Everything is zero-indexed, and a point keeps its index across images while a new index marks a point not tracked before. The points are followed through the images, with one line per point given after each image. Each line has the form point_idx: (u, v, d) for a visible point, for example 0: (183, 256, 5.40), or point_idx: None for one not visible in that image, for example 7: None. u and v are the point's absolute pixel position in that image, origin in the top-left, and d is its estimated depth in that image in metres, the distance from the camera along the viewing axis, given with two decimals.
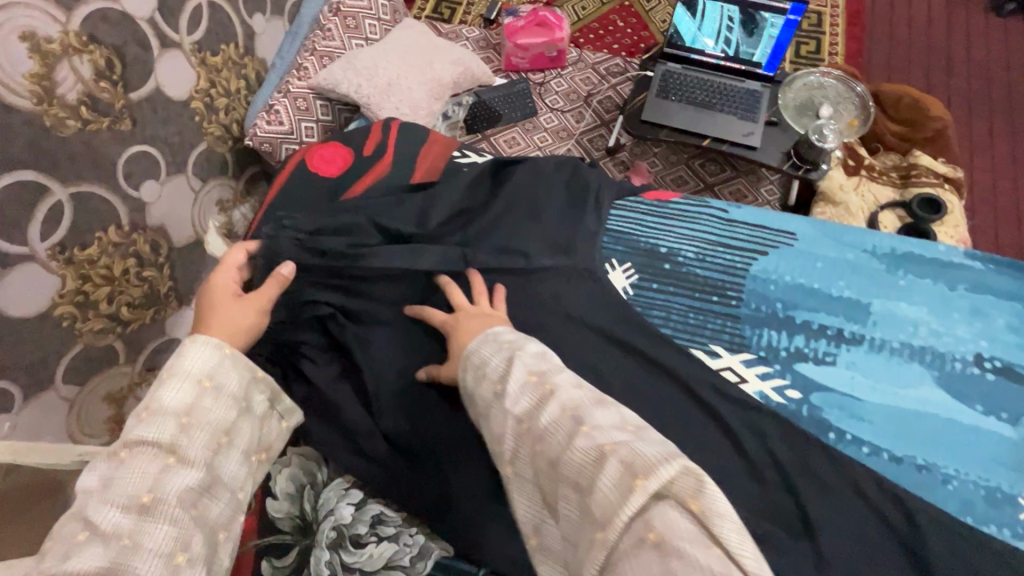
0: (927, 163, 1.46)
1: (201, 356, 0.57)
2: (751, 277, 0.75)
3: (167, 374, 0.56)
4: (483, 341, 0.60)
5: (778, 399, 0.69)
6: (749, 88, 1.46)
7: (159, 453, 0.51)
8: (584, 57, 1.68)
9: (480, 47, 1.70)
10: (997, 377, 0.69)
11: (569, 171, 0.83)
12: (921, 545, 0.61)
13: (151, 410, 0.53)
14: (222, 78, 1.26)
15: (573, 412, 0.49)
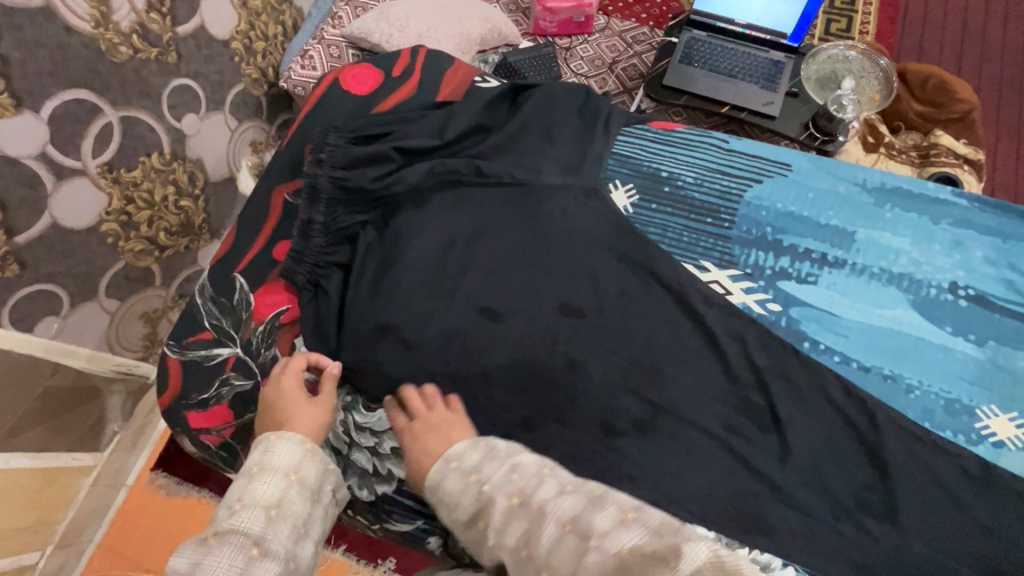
0: (947, 143, 1.46)
1: (287, 452, 0.61)
2: (745, 202, 0.81)
3: (254, 469, 0.60)
4: (443, 469, 0.60)
5: (759, 311, 0.75)
6: (772, 59, 1.49)
7: (245, 544, 0.55)
8: (612, 26, 1.74)
9: (510, 9, 1.75)
10: (969, 304, 0.74)
11: (582, 99, 0.88)
12: (875, 442, 0.67)
13: (244, 502, 0.58)
14: (261, 22, 1.33)
15: (577, 526, 0.50)
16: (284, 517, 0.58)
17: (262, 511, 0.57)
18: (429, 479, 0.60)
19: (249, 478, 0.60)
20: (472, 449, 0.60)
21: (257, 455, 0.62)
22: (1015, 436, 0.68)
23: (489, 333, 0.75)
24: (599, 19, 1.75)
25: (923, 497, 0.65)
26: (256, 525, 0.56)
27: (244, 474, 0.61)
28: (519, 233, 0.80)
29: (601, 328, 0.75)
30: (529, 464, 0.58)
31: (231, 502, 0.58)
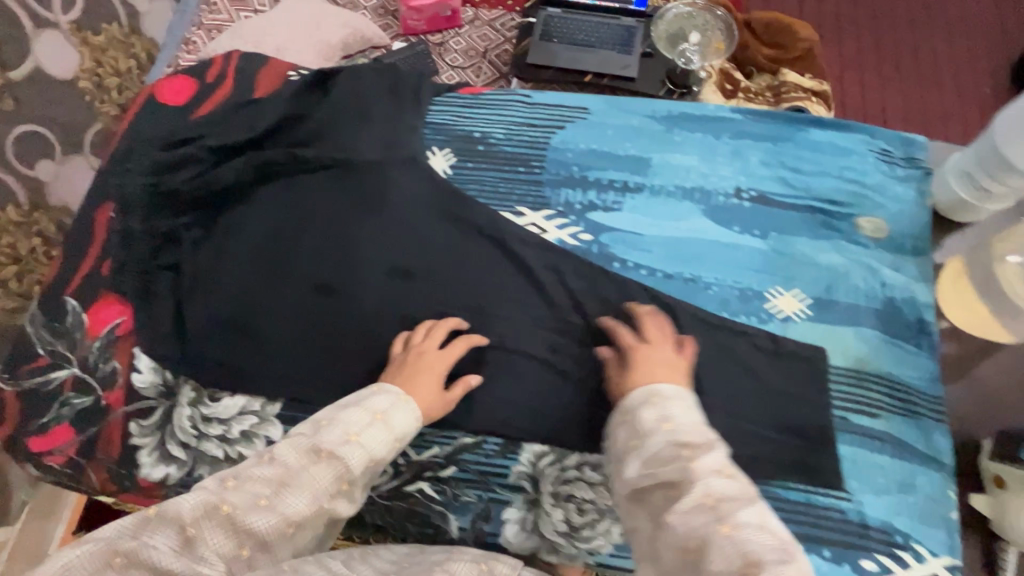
0: (794, 79, 1.50)
1: (359, 413, 0.60)
2: (551, 148, 0.88)
3: (379, 417, 0.61)
4: (393, 402, 0.63)
5: (572, 243, 0.82)
6: (625, 25, 1.58)
7: (323, 491, 0.54)
8: (480, 15, 1.70)
9: (378, 15, 1.70)
10: (752, 204, 0.83)
11: (391, 75, 0.91)
12: (682, 335, 0.75)
13: (333, 455, 0.56)
14: (110, 59, 1.19)
15: (719, 506, 0.45)
16: (355, 488, 0.57)
17: (340, 478, 0.55)
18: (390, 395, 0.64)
19: (370, 427, 0.59)
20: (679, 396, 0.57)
21: (383, 402, 0.62)
22: (799, 309, 0.76)
23: (327, 308, 0.78)
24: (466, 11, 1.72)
25: (727, 378, 0.73)
26: (329, 485, 0.55)
27: (380, 428, 0.60)
28: (347, 208, 0.83)
29: (432, 284, 0.79)
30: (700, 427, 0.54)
31: (314, 446, 0.56)
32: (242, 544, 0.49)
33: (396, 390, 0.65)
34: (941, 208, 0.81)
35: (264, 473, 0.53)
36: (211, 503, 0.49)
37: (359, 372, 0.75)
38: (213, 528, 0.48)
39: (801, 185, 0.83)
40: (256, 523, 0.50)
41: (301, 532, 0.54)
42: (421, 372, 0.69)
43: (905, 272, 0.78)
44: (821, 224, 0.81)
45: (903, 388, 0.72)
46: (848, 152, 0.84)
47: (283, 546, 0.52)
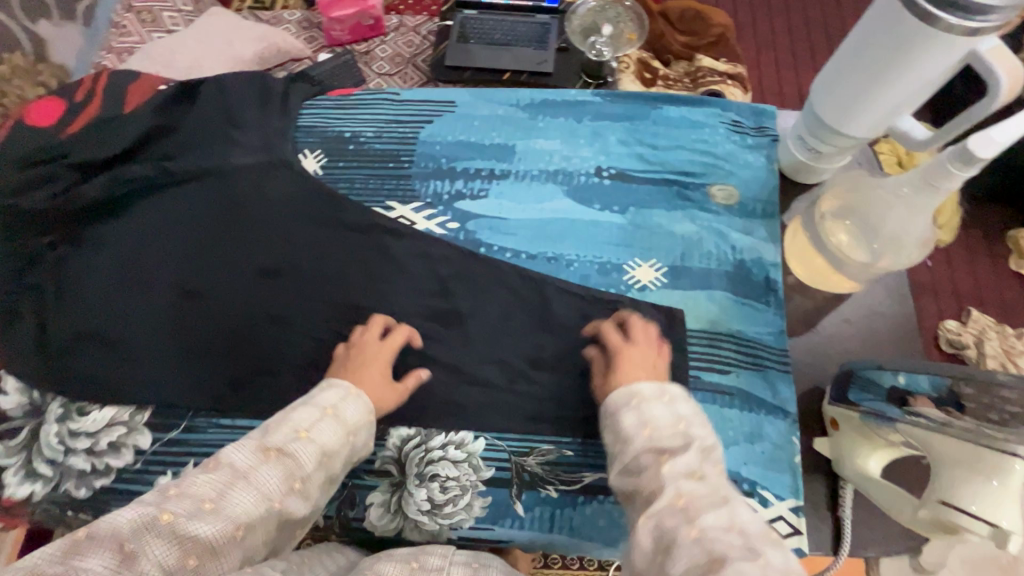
0: (708, 63, 1.44)
1: (356, 411, 0.62)
2: (420, 142, 0.90)
3: (329, 412, 0.59)
4: (343, 398, 0.62)
5: (440, 232, 0.84)
6: (538, 22, 1.49)
7: (292, 475, 0.52)
8: (405, 22, 1.59)
9: (301, 29, 1.58)
10: (611, 181, 0.86)
11: (259, 84, 0.93)
12: (545, 310, 0.78)
13: (284, 452, 0.53)
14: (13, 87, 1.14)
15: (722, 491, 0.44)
16: (309, 486, 0.53)
17: (291, 475, 0.52)
18: (338, 393, 0.63)
19: (319, 422, 0.58)
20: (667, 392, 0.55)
21: (331, 398, 0.61)
22: (655, 277, 0.80)
23: (198, 313, 0.79)
24: (391, 18, 1.61)
25: (586, 348, 0.75)
26: (279, 485, 0.50)
27: (330, 422, 0.58)
28: (217, 214, 0.84)
29: (302, 281, 0.81)
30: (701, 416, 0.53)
31: (262, 445, 0.52)
32: (189, 554, 0.41)
33: (346, 384, 0.64)
34: (784, 169, 0.85)
35: (211, 479, 0.47)
36: (150, 513, 0.41)
37: (230, 371, 0.76)
38: (154, 541, 0.40)
39: (656, 160, 0.87)
40: (204, 529, 0.43)
41: (252, 539, 0.46)
42: (365, 368, 0.69)
43: (754, 235, 0.81)
44: (676, 195, 0.85)
45: (752, 344, 0.75)
46: (700, 125, 0.88)
47: (234, 555, 0.44)
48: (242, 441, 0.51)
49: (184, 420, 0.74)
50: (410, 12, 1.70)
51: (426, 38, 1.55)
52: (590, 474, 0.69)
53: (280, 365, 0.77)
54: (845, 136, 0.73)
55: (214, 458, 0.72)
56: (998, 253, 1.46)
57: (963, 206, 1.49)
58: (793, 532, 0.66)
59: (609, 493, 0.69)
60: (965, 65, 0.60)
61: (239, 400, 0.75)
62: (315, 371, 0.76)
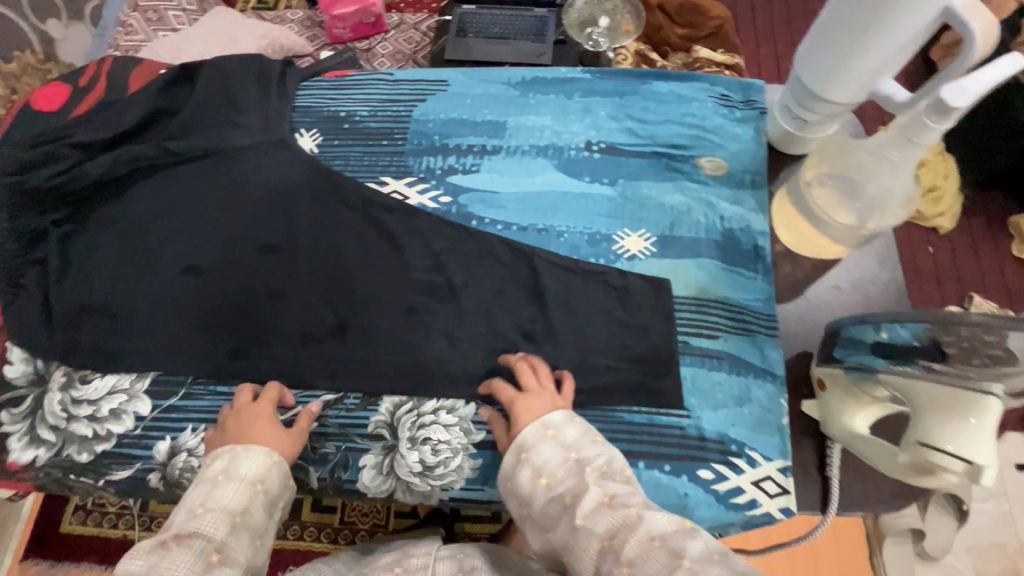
0: (706, 55, 1.37)
1: (253, 462, 0.62)
2: (413, 120, 0.92)
3: (219, 477, 0.60)
4: (233, 455, 0.63)
5: (433, 206, 0.85)
6: (537, 16, 1.48)
7: (206, 548, 0.54)
8: (406, 19, 1.61)
9: (304, 27, 1.60)
10: (601, 155, 0.87)
11: (256, 65, 0.94)
12: (535, 280, 0.79)
13: (184, 534, 0.54)
14: (25, 86, 1.20)
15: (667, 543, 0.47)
16: (232, 551, 0.55)
17: (205, 550, 0.53)
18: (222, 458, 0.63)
19: (213, 491, 0.59)
20: (572, 422, 0.60)
21: (220, 463, 0.62)
22: (644, 247, 0.81)
23: (197, 287, 0.81)
24: (392, 16, 1.62)
25: (574, 316, 0.76)
26: (190, 565, 0.52)
27: (222, 487, 0.59)
28: (215, 191, 0.86)
29: (299, 256, 0.82)
30: (584, 435, 0.59)
31: (161, 537, 0.53)
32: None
33: (231, 448, 0.64)
34: (774, 141, 0.86)
35: None
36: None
37: (229, 342, 0.78)
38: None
39: (645, 133, 0.88)
40: None
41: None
42: (254, 422, 0.68)
43: (742, 205, 0.82)
44: (665, 168, 0.86)
45: (740, 310, 0.76)
46: (688, 99, 0.89)
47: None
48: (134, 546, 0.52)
49: (183, 388, 0.76)
50: (410, 10, 1.69)
51: (426, 34, 1.57)
52: None
53: (277, 335, 0.78)
54: (832, 103, 0.74)
55: (212, 424, 0.74)
56: (1000, 239, 1.46)
57: (964, 191, 1.49)
58: (782, 492, 0.67)
59: None
60: (942, 22, 0.61)
61: (238, 369, 0.77)
62: (310, 342, 0.77)
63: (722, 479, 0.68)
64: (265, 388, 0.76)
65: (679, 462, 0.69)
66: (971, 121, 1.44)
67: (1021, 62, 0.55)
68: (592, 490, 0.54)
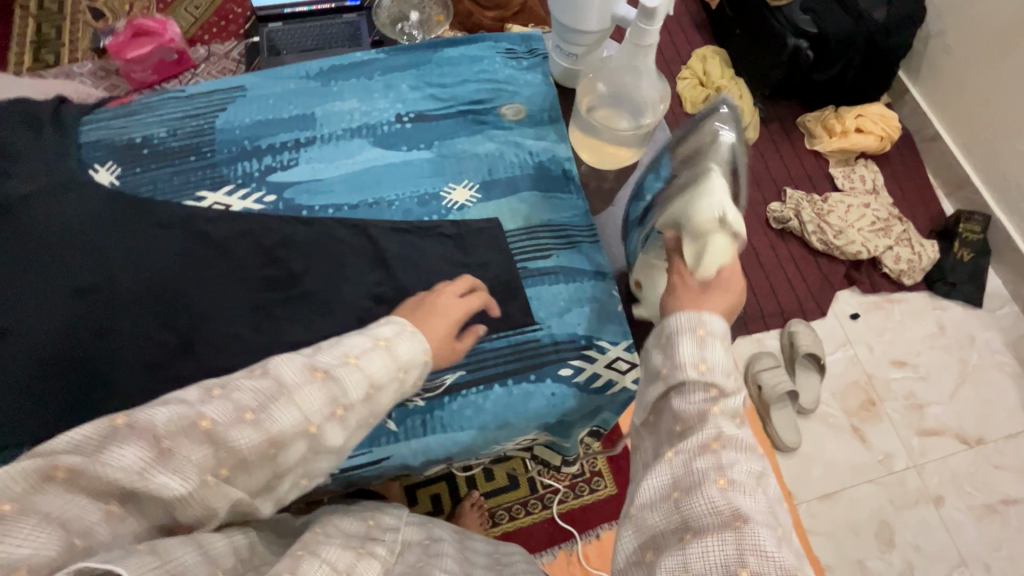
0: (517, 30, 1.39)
1: (409, 347, 0.56)
2: (217, 131, 0.90)
3: (381, 343, 0.55)
4: (397, 332, 0.57)
5: (259, 207, 0.85)
6: (345, 21, 1.42)
7: (330, 403, 0.49)
8: (214, 51, 1.56)
9: (98, 78, 1.48)
10: (411, 123, 0.92)
11: (22, 107, 0.86)
12: (376, 248, 0.82)
13: (329, 374, 0.50)
14: None
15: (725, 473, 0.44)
16: (352, 414, 0.51)
17: (335, 401, 0.49)
18: (384, 328, 0.57)
19: (370, 351, 0.54)
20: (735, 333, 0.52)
21: (387, 330, 0.57)
22: (470, 196, 0.87)
23: (7, 350, 0.73)
24: (197, 49, 1.56)
25: (421, 273, 0.81)
26: (319, 408, 0.48)
27: (386, 352, 0.54)
28: (5, 243, 0.78)
29: (123, 290, 0.77)
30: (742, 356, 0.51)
31: (310, 362, 0.50)
32: (221, 464, 0.44)
33: (402, 321, 0.59)
34: (558, 79, 0.96)
35: (255, 386, 0.47)
36: (189, 419, 0.43)
37: (64, 394, 0.72)
38: (191, 445, 0.43)
39: (446, 96, 0.94)
40: (239, 438, 0.45)
41: (287, 454, 0.48)
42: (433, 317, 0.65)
43: (546, 139, 0.91)
44: (473, 122, 0.93)
45: (564, 228, 0.85)
46: (479, 58, 0.97)
47: (263, 467, 0.47)
48: (292, 354, 0.50)
49: (20, 460, 0.69)
50: (216, 40, 1.60)
51: (239, 61, 1.53)
52: (450, 375, 0.75)
53: (120, 373, 0.74)
54: (587, 33, 0.85)
55: None
56: (794, 137, 1.74)
57: (756, 105, 1.75)
58: (630, 365, 0.76)
59: (469, 386, 0.75)
60: None
61: (81, 420, 0.71)
62: (157, 370, 0.74)
63: (580, 371, 0.76)
64: None
65: (541, 368, 0.76)
66: (743, 46, 1.70)
67: None
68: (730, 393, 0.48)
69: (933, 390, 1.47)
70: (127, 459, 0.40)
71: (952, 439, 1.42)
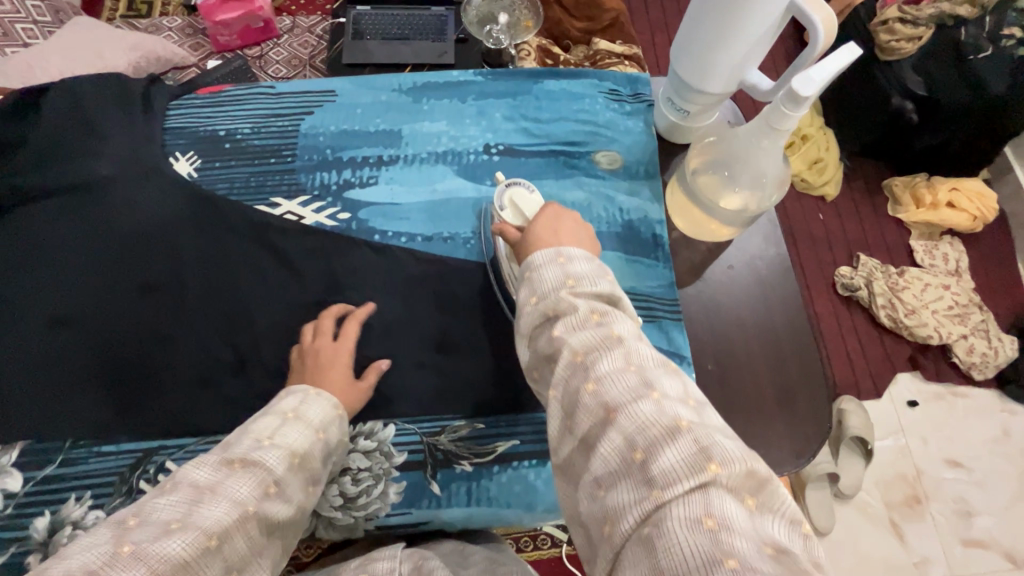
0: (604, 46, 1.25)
1: (319, 409, 0.59)
2: (302, 135, 0.87)
3: (290, 415, 0.57)
4: (303, 399, 0.60)
5: (331, 224, 0.81)
6: (435, 14, 1.33)
7: (263, 480, 0.49)
8: (298, 23, 1.49)
9: (185, 34, 1.47)
10: (500, 157, 0.87)
11: (114, 84, 0.85)
12: (437, 284, 0.78)
13: (248, 459, 0.50)
14: None
15: (643, 371, 0.41)
16: (287, 488, 0.51)
17: (262, 482, 0.49)
18: (287, 401, 0.60)
19: (282, 426, 0.55)
20: (590, 260, 0.51)
21: (291, 403, 0.59)
22: None
23: (66, 340, 0.72)
24: (283, 19, 1.50)
25: (480, 318, 0.76)
26: (251, 491, 0.48)
27: (295, 424, 0.56)
28: (78, 224, 0.77)
29: (185, 292, 0.76)
30: (597, 271, 0.50)
31: (226, 456, 0.50)
32: (164, 574, 0.40)
33: (303, 390, 0.61)
34: (663, 133, 0.89)
35: (173, 500, 0.45)
36: (108, 550, 0.40)
37: (113, 394, 0.71)
38: (125, 572, 0.39)
39: (541, 133, 0.89)
40: (173, 546, 0.41)
41: (234, 546, 0.45)
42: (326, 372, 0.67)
43: (639, 196, 0.85)
44: (565, 166, 0.87)
45: (646, 299, 0.79)
46: (579, 96, 0.91)
47: (213, 565, 0.43)
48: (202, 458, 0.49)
49: (61, 454, 0.68)
50: (302, 12, 1.58)
51: (322, 38, 1.46)
52: (503, 443, 0.70)
53: (169, 380, 0.72)
54: (708, 95, 0.77)
55: (99, 489, 0.66)
56: (878, 202, 1.61)
57: (844, 163, 1.63)
58: None
59: (523, 458, 0.70)
60: (788, 19, 0.67)
61: (124, 424, 0.69)
62: (205, 382, 0.72)
63: None
64: (161, 440, 0.69)
65: None
66: (840, 98, 1.58)
67: (858, 50, 0.60)
68: (581, 307, 0.46)
69: (986, 499, 1.35)
70: None
71: (998, 555, 1.30)
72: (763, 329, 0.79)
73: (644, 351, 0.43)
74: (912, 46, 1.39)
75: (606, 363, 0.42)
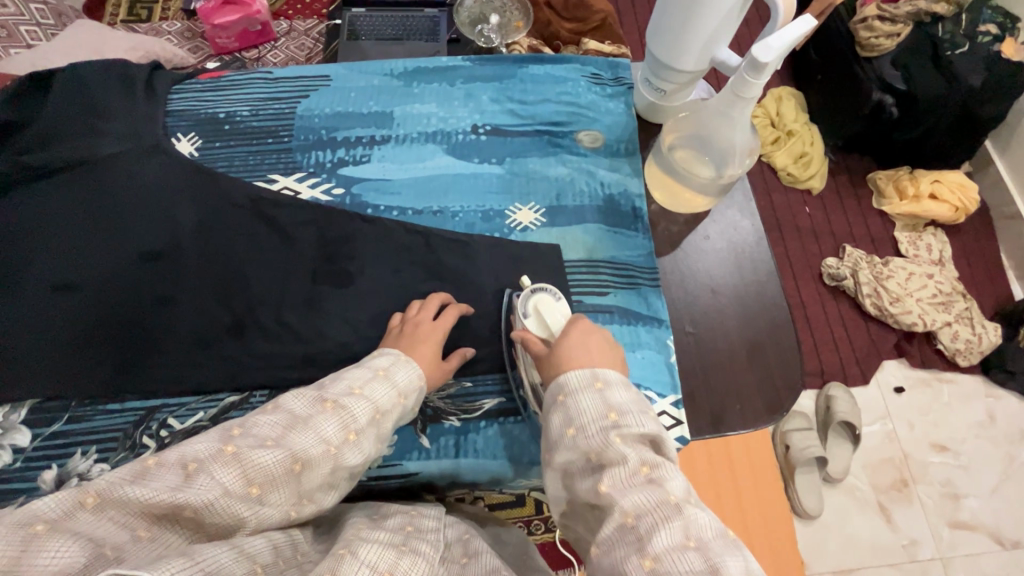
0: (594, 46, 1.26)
1: (406, 374, 0.62)
2: (298, 117, 0.91)
3: (380, 372, 0.60)
4: (394, 361, 0.62)
5: (326, 199, 0.86)
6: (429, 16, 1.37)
7: (343, 427, 0.53)
8: (294, 27, 1.57)
9: (184, 38, 1.51)
10: (487, 136, 0.91)
11: (119, 70, 0.89)
12: (431, 256, 0.82)
13: (339, 403, 0.54)
14: None
15: (703, 546, 0.41)
16: (364, 439, 0.55)
17: (346, 426, 0.53)
18: (381, 357, 0.63)
19: (371, 381, 0.58)
20: (625, 388, 0.53)
21: (383, 362, 0.62)
22: (534, 219, 0.86)
23: (72, 304, 0.76)
24: (281, 23, 1.58)
25: (472, 287, 0.80)
26: (334, 432, 0.52)
27: (382, 382, 0.59)
28: (83, 197, 0.81)
29: (186, 261, 0.79)
30: (635, 403, 0.52)
31: (321, 396, 0.54)
32: (253, 480, 0.45)
33: (395, 353, 0.64)
34: (642, 112, 0.94)
35: (272, 420, 0.51)
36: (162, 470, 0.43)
37: (117, 356, 0.74)
38: (218, 468, 0.44)
39: (526, 113, 0.93)
40: (266, 457, 0.46)
41: (307, 476, 0.50)
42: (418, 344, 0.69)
43: (619, 171, 0.89)
44: (549, 144, 0.91)
45: (627, 267, 0.83)
46: (562, 79, 0.96)
47: (289, 487, 0.48)
48: (304, 391, 0.55)
49: (68, 411, 0.71)
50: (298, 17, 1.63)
51: (318, 40, 1.54)
52: (490, 400, 0.74)
53: (170, 342, 0.75)
54: (681, 72, 0.82)
55: (105, 444, 0.70)
56: (862, 195, 1.66)
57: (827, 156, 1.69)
58: (675, 422, 0.74)
59: (509, 414, 0.73)
60: None
61: (128, 383, 0.73)
62: (205, 345, 0.75)
63: None
64: (162, 399, 0.72)
65: None
66: (821, 91, 1.63)
67: (812, 21, 0.64)
68: (629, 457, 0.47)
69: (972, 481, 1.38)
70: (158, 485, 0.42)
71: (985, 537, 1.32)
72: (739, 296, 0.83)
73: (700, 518, 0.43)
74: (890, 42, 1.44)
75: (662, 537, 0.42)
